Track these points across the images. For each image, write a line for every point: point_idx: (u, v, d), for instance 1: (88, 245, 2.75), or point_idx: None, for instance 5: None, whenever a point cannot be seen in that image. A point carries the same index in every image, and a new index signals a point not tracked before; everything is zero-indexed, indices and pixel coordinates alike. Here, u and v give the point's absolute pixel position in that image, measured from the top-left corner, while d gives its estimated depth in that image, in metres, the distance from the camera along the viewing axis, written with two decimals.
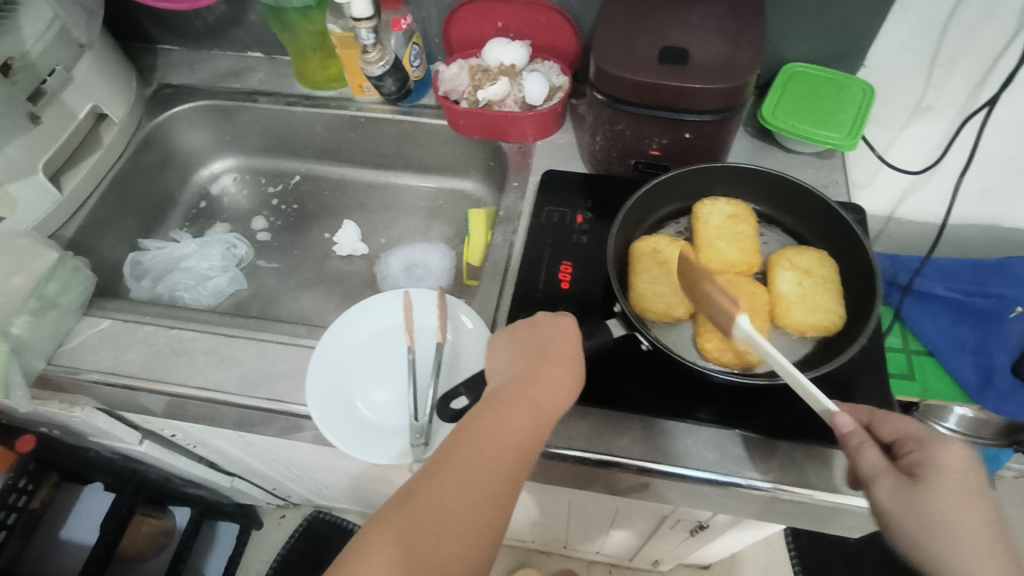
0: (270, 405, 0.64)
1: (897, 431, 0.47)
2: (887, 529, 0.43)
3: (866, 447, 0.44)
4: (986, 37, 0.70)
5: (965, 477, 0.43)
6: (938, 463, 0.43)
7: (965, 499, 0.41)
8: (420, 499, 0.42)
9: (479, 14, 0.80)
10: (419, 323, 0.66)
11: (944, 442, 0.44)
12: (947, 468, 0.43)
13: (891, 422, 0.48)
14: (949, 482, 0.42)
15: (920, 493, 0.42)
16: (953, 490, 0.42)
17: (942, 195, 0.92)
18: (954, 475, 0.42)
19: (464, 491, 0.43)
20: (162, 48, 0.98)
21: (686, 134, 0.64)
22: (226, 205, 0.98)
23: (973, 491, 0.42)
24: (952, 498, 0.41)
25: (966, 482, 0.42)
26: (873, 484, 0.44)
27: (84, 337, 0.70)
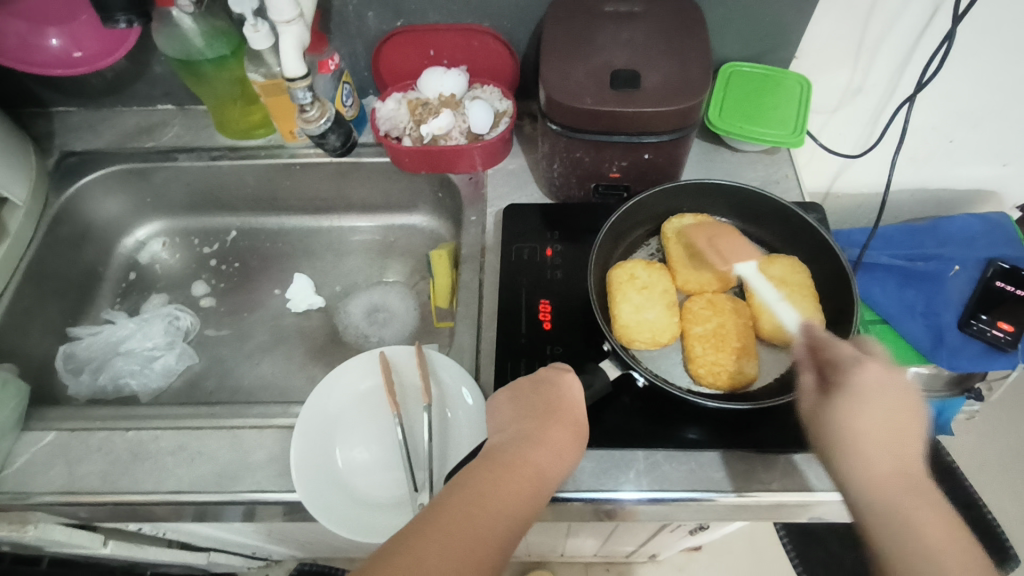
0: (254, 499, 0.59)
1: (838, 351, 0.48)
2: (808, 437, 0.47)
3: (801, 371, 0.50)
4: (908, 20, 0.72)
5: (868, 396, 0.45)
6: (846, 382, 0.46)
7: (861, 414, 0.45)
8: (398, 559, 0.38)
9: (411, 43, 0.77)
10: (401, 384, 0.64)
11: (863, 364, 0.46)
12: (854, 389, 0.45)
13: (834, 341, 0.49)
14: (848, 398, 0.45)
15: (827, 409, 0.46)
16: (850, 411, 0.45)
17: (876, 168, 0.94)
18: (856, 393, 0.45)
19: (450, 554, 0.39)
20: (58, 110, 0.89)
21: (645, 154, 0.63)
22: (159, 273, 0.91)
23: (868, 408, 0.45)
24: (849, 414, 0.45)
25: (870, 402, 0.45)
26: (800, 400, 0.49)
27: (29, 456, 0.63)
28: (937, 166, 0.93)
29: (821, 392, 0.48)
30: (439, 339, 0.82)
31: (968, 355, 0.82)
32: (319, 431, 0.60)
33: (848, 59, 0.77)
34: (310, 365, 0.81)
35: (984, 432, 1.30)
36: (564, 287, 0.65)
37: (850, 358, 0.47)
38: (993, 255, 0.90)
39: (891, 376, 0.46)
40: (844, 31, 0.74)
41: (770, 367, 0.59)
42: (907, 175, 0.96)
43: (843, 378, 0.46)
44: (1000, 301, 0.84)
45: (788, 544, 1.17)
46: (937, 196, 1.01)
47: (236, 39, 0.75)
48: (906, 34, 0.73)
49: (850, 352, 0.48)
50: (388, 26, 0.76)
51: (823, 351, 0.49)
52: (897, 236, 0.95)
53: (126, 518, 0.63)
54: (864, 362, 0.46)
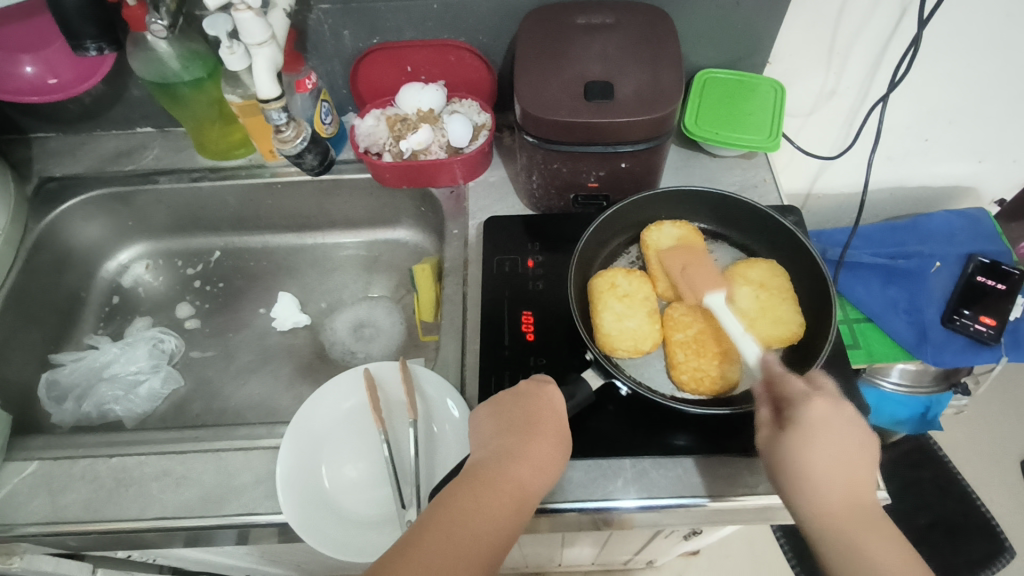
0: (241, 521, 0.59)
1: (788, 386, 0.49)
2: (766, 472, 0.48)
3: (756, 403, 0.50)
4: (877, 24, 0.73)
5: (818, 431, 0.45)
6: (795, 417, 0.46)
7: (811, 450, 0.45)
8: None
9: (388, 60, 0.78)
10: (387, 400, 0.63)
11: (808, 400, 0.47)
12: (804, 427, 0.46)
13: (786, 373, 0.49)
14: (798, 436, 0.46)
15: (778, 445, 0.47)
16: (804, 449, 0.45)
17: (854, 169, 0.95)
18: (806, 429, 0.46)
19: None
20: (36, 137, 0.89)
21: (622, 163, 0.64)
22: (143, 296, 0.91)
23: (818, 444, 0.45)
24: (800, 451, 0.45)
25: (822, 437, 0.45)
26: (756, 434, 0.49)
27: (11, 486, 0.63)
28: (914, 164, 0.94)
29: (774, 426, 0.48)
30: (425, 353, 0.81)
31: (952, 350, 0.83)
32: (305, 450, 0.60)
33: (820, 63, 0.79)
34: (297, 383, 0.80)
35: (973, 425, 1.31)
36: (547, 298, 0.65)
37: (798, 393, 0.48)
38: (973, 250, 0.91)
39: (838, 408, 0.46)
40: (815, 35, 0.75)
41: (752, 370, 0.60)
42: (886, 174, 0.97)
43: (792, 414, 0.47)
44: (982, 295, 0.85)
45: (787, 548, 1.20)
46: (916, 194, 1.02)
47: (212, 60, 0.75)
48: (875, 37, 0.75)
49: (799, 386, 0.48)
50: (364, 44, 0.76)
51: (780, 385, 0.49)
52: (878, 234, 0.95)
53: (112, 547, 0.62)
54: (811, 396, 0.47)
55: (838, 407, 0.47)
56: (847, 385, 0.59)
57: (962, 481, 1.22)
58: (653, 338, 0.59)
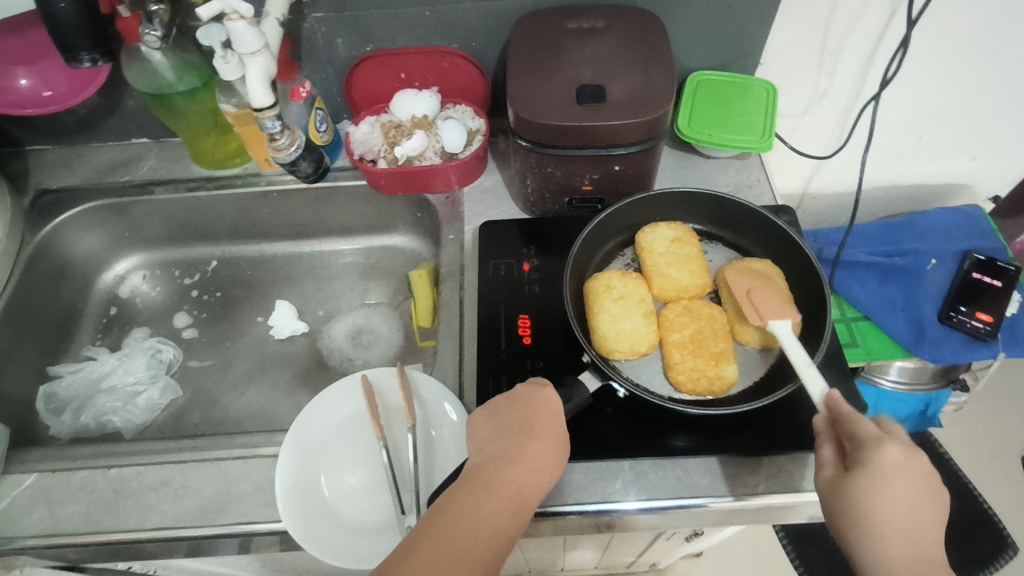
0: (241, 530, 0.59)
1: (859, 427, 0.47)
2: (828, 517, 0.47)
3: (822, 441, 0.49)
4: (867, 24, 0.74)
5: (889, 477, 0.44)
6: (863, 461, 0.45)
7: (881, 500, 0.44)
8: None
9: (381, 67, 0.78)
10: (385, 406, 0.63)
11: (881, 445, 0.45)
12: (873, 472, 0.44)
13: (856, 412, 0.48)
14: (865, 483, 0.44)
15: (843, 490, 0.45)
16: (870, 497, 0.44)
17: (848, 168, 0.95)
18: (874, 476, 0.44)
19: None
20: (32, 149, 0.89)
21: (615, 166, 0.64)
22: (141, 306, 0.91)
23: (886, 492, 0.44)
24: (866, 498, 0.44)
25: (890, 484, 0.44)
26: (819, 473, 0.48)
27: (10, 499, 0.62)
28: (907, 162, 0.95)
29: (839, 469, 0.47)
30: (423, 359, 0.82)
31: (949, 348, 0.83)
32: (304, 458, 0.60)
33: (812, 64, 0.79)
34: (296, 392, 0.80)
35: (973, 422, 1.31)
36: (543, 301, 0.65)
37: (868, 435, 0.46)
38: (968, 247, 0.91)
39: (911, 454, 0.45)
40: (806, 36, 0.76)
41: (749, 369, 0.60)
42: (880, 173, 0.97)
43: (860, 458, 0.45)
44: (977, 292, 0.86)
45: (788, 546, 1.19)
46: (911, 191, 1.02)
47: (207, 71, 0.75)
48: (865, 37, 0.75)
49: (870, 428, 0.46)
50: (358, 52, 0.77)
51: (846, 425, 0.47)
52: (874, 233, 0.94)
53: (112, 558, 0.62)
54: (884, 441, 0.45)
55: (910, 452, 0.45)
56: (844, 383, 0.60)
57: (964, 478, 1.22)
58: (649, 340, 0.59)
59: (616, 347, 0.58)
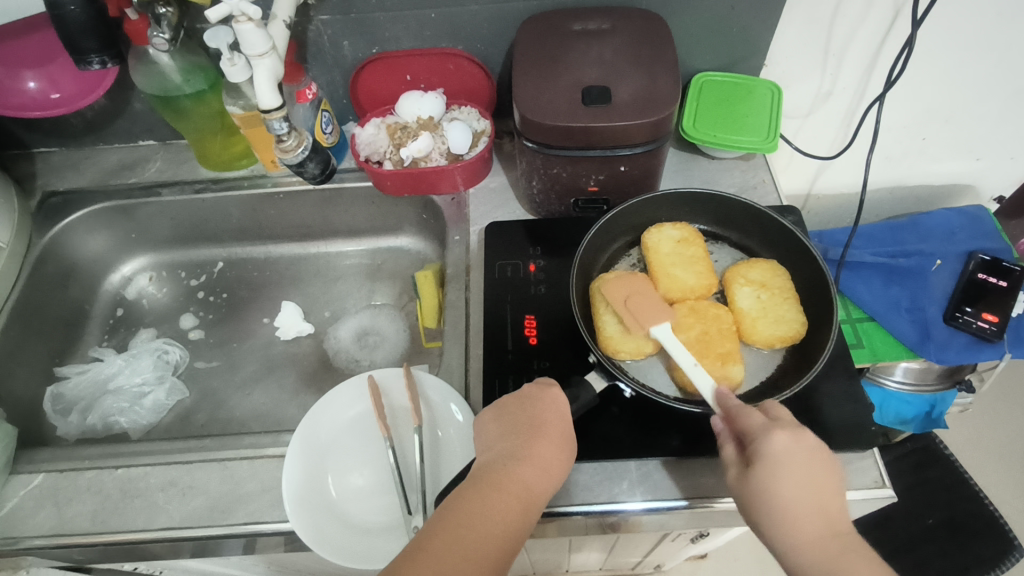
0: (247, 530, 0.59)
1: (746, 419, 0.48)
2: (746, 517, 0.47)
3: (722, 445, 0.49)
4: (871, 24, 0.74)
5: (783, 463, 0.45)
6: (756, 452, 0.46)
7: (779, 485, 0.44)
8: None
9: (387, 69, 0.78)
10: (391, 407, 0.64)
11: (768, 433, 0.46)
12: (767, 462, 0.45)
13: (745, 406, 0.49)
14: (762, 473, 0.45)
15: (749, 485, 0.46)
16: (769, 482, 0.45)
17: (853, 169, 0.95)
18: (767, 466, 0.45)
19: None
20: (39, 151, 0.89)
21: (621, 167, 0.64)
22: (147, 308, 0.91)
23: (782, 477, 0.44)
24: (766, 487, 0.45)
25: (784, 469, 0.45)
26: (727, 476, 0.48)
27: (18, 500, 0.63)
28: (911, 163, 0.95)
29: (743, 465, 0.47)
30: (429, 359, 0.82)
31: (955, 348, 0.83)
32: (311, 459, 0.60)
33: (816, 65, 0.79)
34: (301, 393, 0.81)
35: (979, 423, 1.30)
36: (549, 302, 0.66)
37: (758, 427, 0.47)
38: (973, 248, 0.91)
39: (800, 437, 0.46)
40: (810, 37, 0.76)
41: (756, 369, 0.60)
42: (884, 174, 0.97)
43: (754, 450, 0.46)
44: (983, 293, 0.85)
45: None
46: (916, 192, 1.02)
47: (213, 73, 0.76)
48: (870, 38, 0.75)
49: (758, 419, 0.48)
50: (364, 54, 0.77)
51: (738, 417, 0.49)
52: (878, 234, 0.94)
53: (119, 558, 0.62)
54: (771, 428, 0.46)
55: (798, 436, 0.46)
56: (850, 384, 0.60)
57: (970, 480, 1.21)
58: (655, 339, 0.59)
59: (622, 347, 0.58)
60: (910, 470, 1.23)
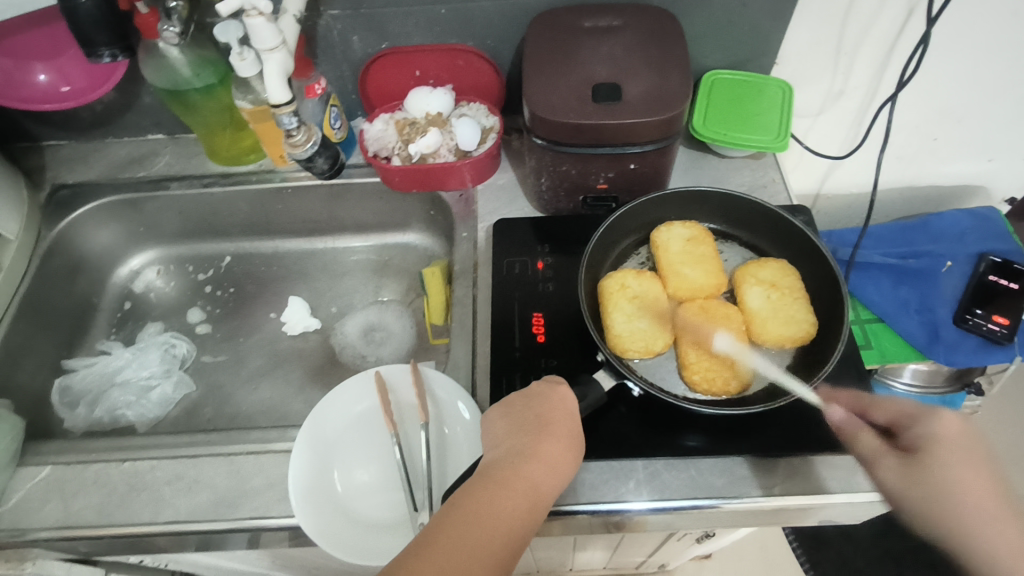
0: (253, 524, 0.59)
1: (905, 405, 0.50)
2: (902, 509, 0.46)
3: (859, 437, 0.50)
4: (885, 23, 0.73)
5: (980, 443, 0.46)
6: (942, 432, 0.47)
7: (971, 466, 0.45)
8: None
9: (396, 65, 0.78)
10: (398, 404, 0.64)
11: (938, 417, 0.48)
12: (957, 439, 0.47)
13: (883, 402, 0.52)
14: (953, 451, 0.46)
15: (915, 473, 0.46)
16: (943, 464, 0.46)
17: (864, 169, 0.95)
18: (964, 444, 0.46)
19: None
20: (49, 144, 0.90)
21: (630, 164, 0.64)
22: (155, 302, 0.91)
23: (982, 457, 0.46)
24: (957, 469, 0.45)
25: (951, 455, 0.46)
26: (873, 467, 0.48)
27: (25, 492, 0.63)
28: (922, 163, 0.94)
29: (896, 456, 0.48)
30: (435, 356, 0.82)
31: (964, 351, 0.82)
32: (317, 454, 0.60)
33: (828, 63, 0.78)
34: (308, 388, 0.81)
35: (986, 425, 1.30)
36: (557, 300, 0.65)
37: (926, 410, 0.49)
38: (984, 249, 0.90)
39: (963, 424, 0.47)
40: (823, 35, 0.75)
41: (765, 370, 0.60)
42: (895, 174, 0.96)
43: (919, 437, 0.48)
44: (993, 294, 0.85)
45: (797, 548, 1.18)
46: (926, 193, 1.01)
47: (223, 67, 0.76)
48: (883, 36, 0.74)
49: (912, 409, 0.50)
50: (373, 49, 0.77)
51: (876, 410, 0.52)
52: (888, 234, 0.94)
53: (125, 551, 0.62)
54: (943, 412, 0.48)
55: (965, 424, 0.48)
56: (860, 385, 0.59)
57: None
58: (664, 339, 0.59)
59: (630, 346, 0.58)
60: None
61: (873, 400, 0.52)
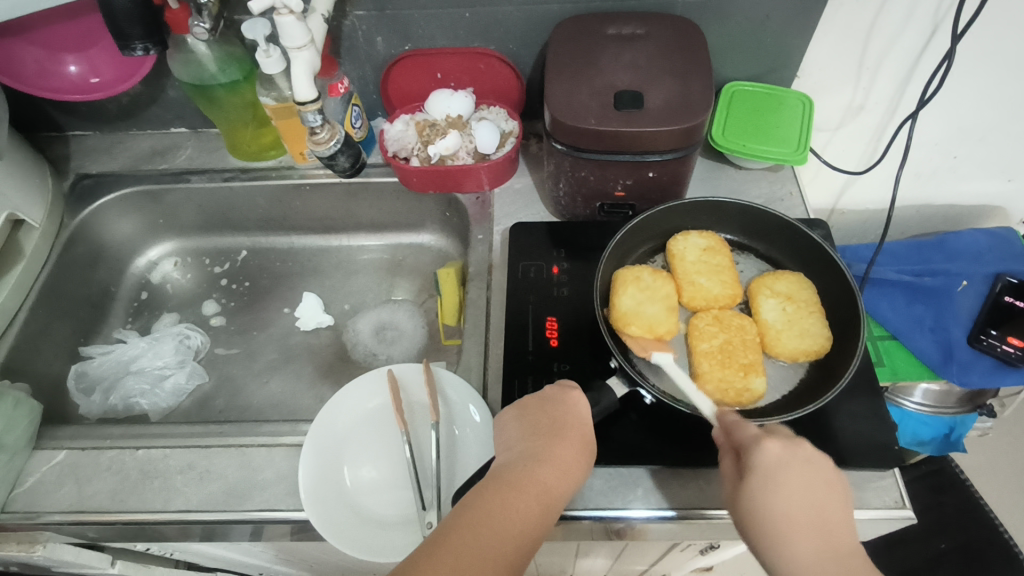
0: (260, 517, 0.60)
1: (740, 430, 0.49)
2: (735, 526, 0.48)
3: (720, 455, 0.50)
4: (908, 41, 0.73)
5: (775, 473, 0.46)
6: (750, 464, 0.47)
7: (772, 499, 0.46)
8: None
9: (419, 67, 0.79)
10: (410, 402, 0.64)
11: (759, 443, 0.47)
12: (756, 472, 0.46)
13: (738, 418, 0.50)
14: (755, 485, 0.46)
15: (741, 498, 0.47)
16: (759, 493, 0.46)
17: (881, 185, 0.94)
18: (761, 477, 0.46)
19: None
20: (74, 134, 0.91)
21: (649, 172, 0.64)
22: (171, 292, 0.92)
23: (781, 489, 0.46)
24: (759, 498, 0.46)
25: (771, 483, 0.46)
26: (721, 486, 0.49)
27: (39, 476, 0.64)
28: (941, 180, 0.93)
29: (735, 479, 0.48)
30: (446, 357, 0.82)
31: (978, 371, 0.81)
32: (327, 450, 0.60)
33: (849, 78, 0.78)
34: (319, 384, 0.81)
35: (996, 448, 1.28)
36: (571, 305, 0.66)
37: (750, 437, 0.48)
38: (1001, 269, 0.89)
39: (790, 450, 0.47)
40: (845, 50, 0.75)
41: (778, 382, 0.60)
42: (912, 192, 0.96)
43: (745, 461, 0.47)
44: (1010, 315, 0.83)
45: None
46: (943, 212, 1.01)
47: (249, 64, 0.77)
48: (907, 53, 0.74)
49: (749, 430, 0.49)
50: (396, 51, 0.78)
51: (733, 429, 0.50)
52: (903, 251, 0.93)
53: (134, 538, 0.63)
54: (762, 438, 0.47)
55: (789, 447, 0.47)
56: (873, 403, 0.59)
57: (984, 506, 1.19)
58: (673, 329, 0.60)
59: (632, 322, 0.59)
60: (925, 492, 1.21)
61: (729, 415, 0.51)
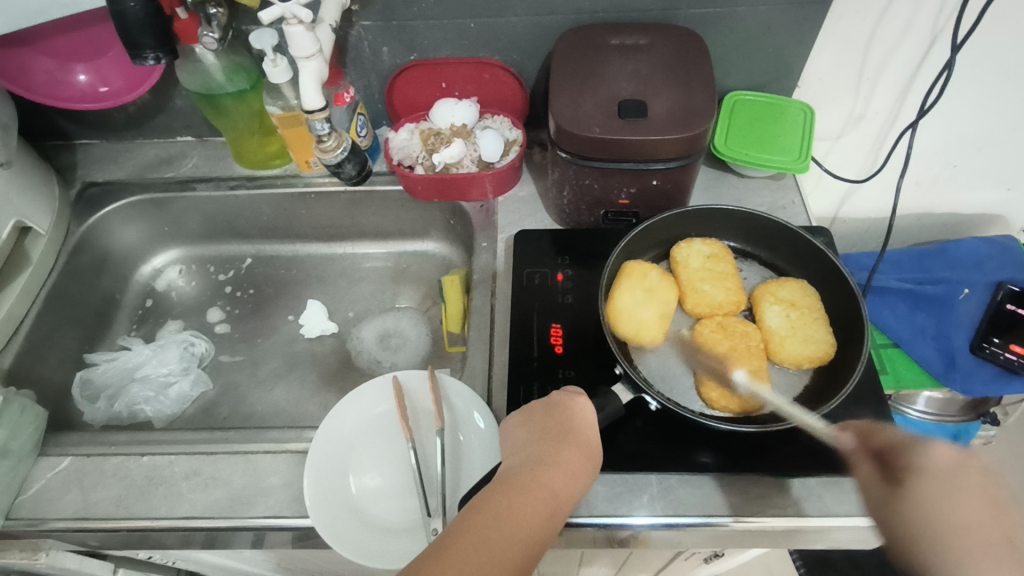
0: (264, 523, 0.59)
1: (890, 436, 0.48)
2: (889, 537, 0.44)
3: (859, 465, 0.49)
4: (907, 51, 0.74)
5: (942, 475, 0.43)
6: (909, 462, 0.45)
7: (935, 497, 0.43)
8: None
9: (424, 76, 0.80)
10: (415, 409, 0.64)
11: (927, 444, 0.46)
12: (924, 471, 0.44)
13: (886, 428, 0.50)
14: (916, 483, 0.44)
15: (897, 500, 0.44)
16: (922, 491, 0.43)
17: (882, 194, 0.95)
18: (926, 476, 0.44)
19: None
20: (81, 143, 0.92)
21: (653, 181, 0.65)
22: (175, 300, 0.93)
23: (953, 491, 0.42)
24: (921, 497, 0.43)
25: (936, 482, 0.43)
26: (868, 496, 0.47)
27: (44, 482, 0.64)
28: (940, 189, 0.94)
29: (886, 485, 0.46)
30: (450, 364, 0.82)
31: (980, 380, 0.82)
32: (331, 458, 0.60)
33: (849, 87, 0.79)
34: (322, 391, 0.81)
35: None
36: (575, 312, 0.66)
37: (908, 439, 0.47)
38: (1002, 278, 0.88)
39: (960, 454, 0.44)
40: (845, 60, 0.76)
41: (784, 389, 0.60)
42: (913, 200, 0.96)
43: (904, 461, 0.46)
44: (1012, 323, 0.83)
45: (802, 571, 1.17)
46: (944, 219, 1.01)
47: (256, 74, 0.78)
48: (906, 62, 0.75)
49: (903, 436, 0.48)
50: (401, 60, 0.78)
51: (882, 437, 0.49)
52: (905, 260, 0.93)
53: (138, 544, 0.63)
54: (926, 441, 0.46)
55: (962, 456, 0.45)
56: (878, 409, 0.59)
57: None
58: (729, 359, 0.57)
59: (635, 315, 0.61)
60: None
61: (874, 427, 0.50)
